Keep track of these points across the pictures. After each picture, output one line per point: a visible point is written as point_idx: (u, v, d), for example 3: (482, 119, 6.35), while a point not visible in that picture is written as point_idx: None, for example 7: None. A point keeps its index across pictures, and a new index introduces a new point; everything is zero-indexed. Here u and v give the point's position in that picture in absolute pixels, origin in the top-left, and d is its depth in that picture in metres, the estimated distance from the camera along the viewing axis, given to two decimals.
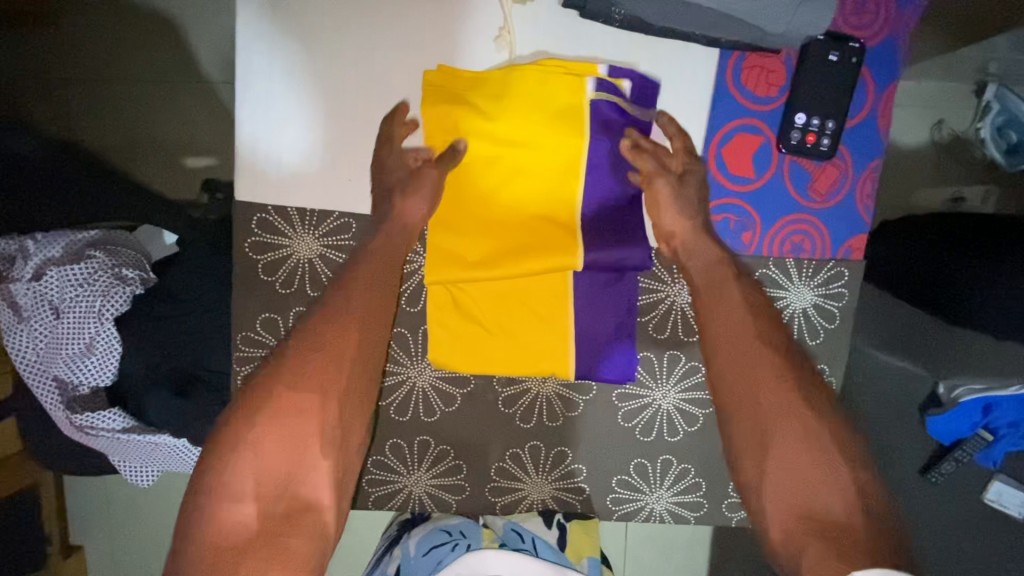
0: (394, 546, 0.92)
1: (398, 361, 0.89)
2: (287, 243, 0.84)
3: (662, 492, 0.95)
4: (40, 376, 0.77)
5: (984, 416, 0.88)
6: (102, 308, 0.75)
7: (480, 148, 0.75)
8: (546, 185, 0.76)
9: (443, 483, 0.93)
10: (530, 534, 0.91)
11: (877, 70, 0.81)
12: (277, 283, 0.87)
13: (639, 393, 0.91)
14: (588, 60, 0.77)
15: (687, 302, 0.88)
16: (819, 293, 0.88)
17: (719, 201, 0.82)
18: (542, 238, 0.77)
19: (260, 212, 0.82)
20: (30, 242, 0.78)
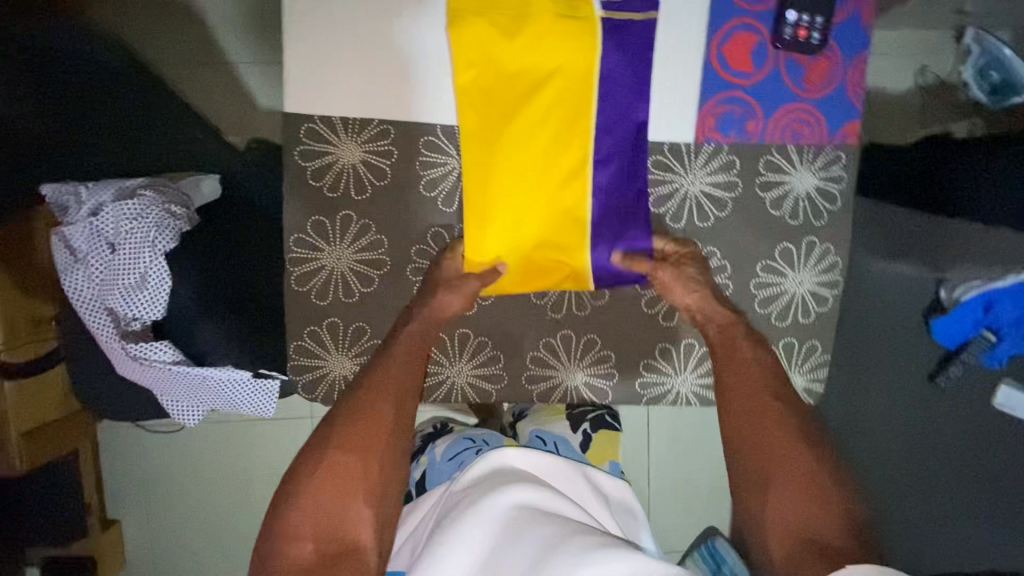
0: (419, 454, 1.06)
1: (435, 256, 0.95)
2: (332, 150, 0.90)
3: (687, 375, 1.01)
4: (96, 310, 0.83)
5: (985, 313, 0.91)
6: (155, 240, 0.80)
7: (500, 65, 0.84)
8: (559, 96, 0.85)
9: (483, 374, 0.99)
10: (552, 438, 1.06)
11: None
12: (325, 187, 0.93)
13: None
14: None
15: (699, 190, 0.94)
16: (820, 176, 0.94)
17: (721, 94, 0.88)
18: (559, 147, 0.86)
19: (308, 121, 0.88)
20: (84, 188, 0.85)
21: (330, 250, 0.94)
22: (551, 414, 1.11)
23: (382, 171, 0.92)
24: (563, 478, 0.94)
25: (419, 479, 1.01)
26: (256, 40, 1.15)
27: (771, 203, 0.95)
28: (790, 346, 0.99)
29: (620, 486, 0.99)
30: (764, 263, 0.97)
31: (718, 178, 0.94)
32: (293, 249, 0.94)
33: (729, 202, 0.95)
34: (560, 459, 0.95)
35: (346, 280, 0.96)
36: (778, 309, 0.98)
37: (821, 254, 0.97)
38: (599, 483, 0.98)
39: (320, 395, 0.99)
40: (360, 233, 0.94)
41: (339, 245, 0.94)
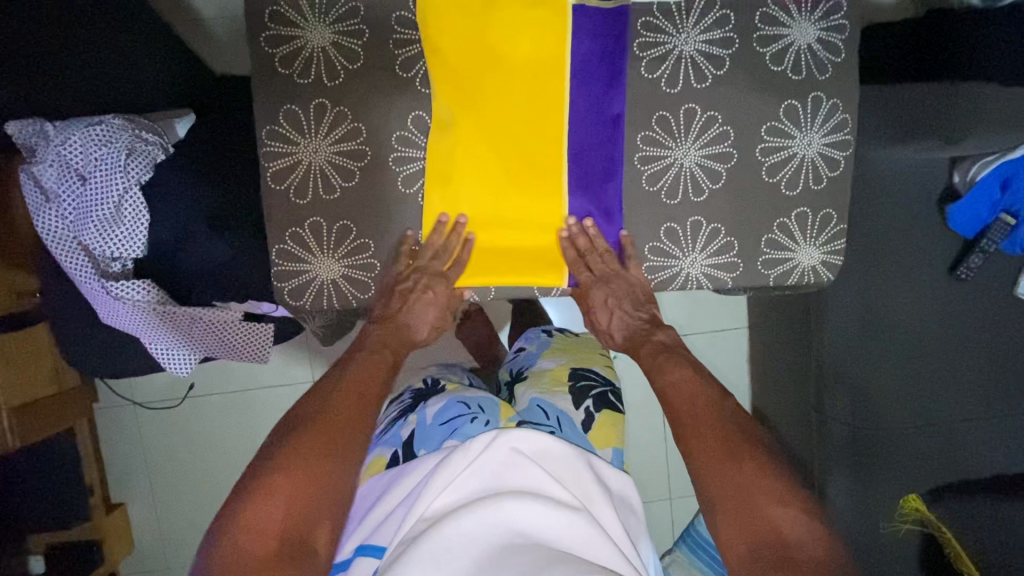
0: (407, 413, 0.90)
1: (412, 144, 0.75)
2: (299, 35, 0.72)
3: (695, 256, 0.81)
4: (71, 250, 0.79)
5: (1002, 191, 0.88)
6: (127, 166, 0.76)
7: (472, 44, 0.73)
8: (534, 78, 0.74)
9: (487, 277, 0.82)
10: (555, 412, 0.90)
11: None
12: (295, 78, 0.73)
13: (658, 151, 0.77)
14: None
15: (695, 47, 0.75)
16: (821, 27, 0.76)
17: None
18: (528, 135, 0.75)
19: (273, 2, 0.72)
20: (50, 126, 0.81)
21: (306, 143, 0.74)
22: (555, 381, 0.97)
23: (354, 53, 0.73)
24: (563, 465, 0.77)
25: (405, 442, 0.84)
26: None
27: (770, 58, 0.76)
28: (802, 218, 0.80)
29: (625, 479, 0.82)
30: (769, 125, 0.77)
31: (712, 35, 0.75)
32: (268, 143, 0.74)
33: (728, 60, 0.76)
34: (563, 442, 0.78)
35: (326, 175, 0.76)
36: (787, 176, 0.79)
37: (828, 114, 0.78)
38: (604, 475, 0.80)
39: (310, 302, 0.79)
40: (335, 122, 0.74)
41: (316, 136, 0.74)
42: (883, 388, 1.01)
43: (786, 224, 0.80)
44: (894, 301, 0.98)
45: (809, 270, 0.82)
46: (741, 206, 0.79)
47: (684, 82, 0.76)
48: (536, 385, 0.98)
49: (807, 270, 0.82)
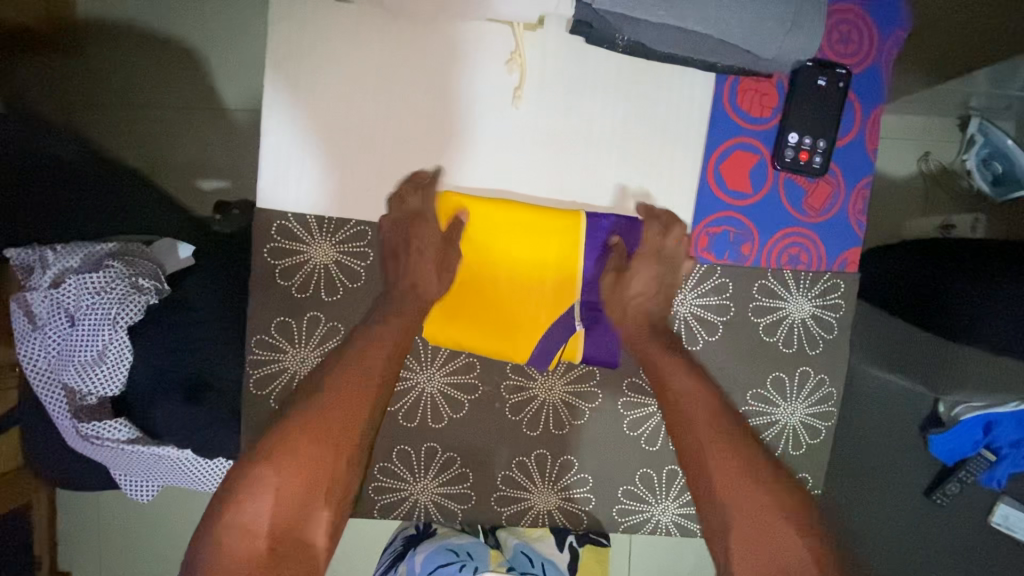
0: (396, 562, 0.83)
1: (407, 366, 0.86)
2: (307, 250, 0.95)
3: (668, 504, 0.91)
4: (50, 384, 0.78)
5: (984, 433, 0.87)
6: (117, 316, 0.75)
7: (481, 250, 0.77)
8: (530, 273, 0.78)
9: (450, 492, 0.88)
10: (541, 559, 0.84)
11: (861, 97, 0.79)
12: (295, 288, 0.83)
13: (643, 399, 0.89)
14: (596, 92, 0.75)
15: (689, 312, 0.83)
16: (816, 305, 0.83)
17: (710, 214, 0.79)
18: (519, 319, 0.79)
19: (281, 219, 0.92)
20: (50, 252, 0.80)
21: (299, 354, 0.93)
22: (535, 522, 0.90)
23: (355, 273, 0.97)
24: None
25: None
26: (252, 85, 1.14)
27: (764, 328, 0.84)
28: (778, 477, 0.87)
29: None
30: (754, 391, 0.85)
31: (709, 299, 0.83)
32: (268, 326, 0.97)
33: (721, 326, 0.83)
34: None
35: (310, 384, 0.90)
36: (770, 437, 0.86)
37: (814, 386, 0.86)
38: None
39: None
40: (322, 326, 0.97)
41: (302, 349, 0.86)
42: None
43: None
44: (858, 495, 1.00)
45: None
46: None
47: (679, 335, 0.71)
48: (513, 529, 0.89)
49: None
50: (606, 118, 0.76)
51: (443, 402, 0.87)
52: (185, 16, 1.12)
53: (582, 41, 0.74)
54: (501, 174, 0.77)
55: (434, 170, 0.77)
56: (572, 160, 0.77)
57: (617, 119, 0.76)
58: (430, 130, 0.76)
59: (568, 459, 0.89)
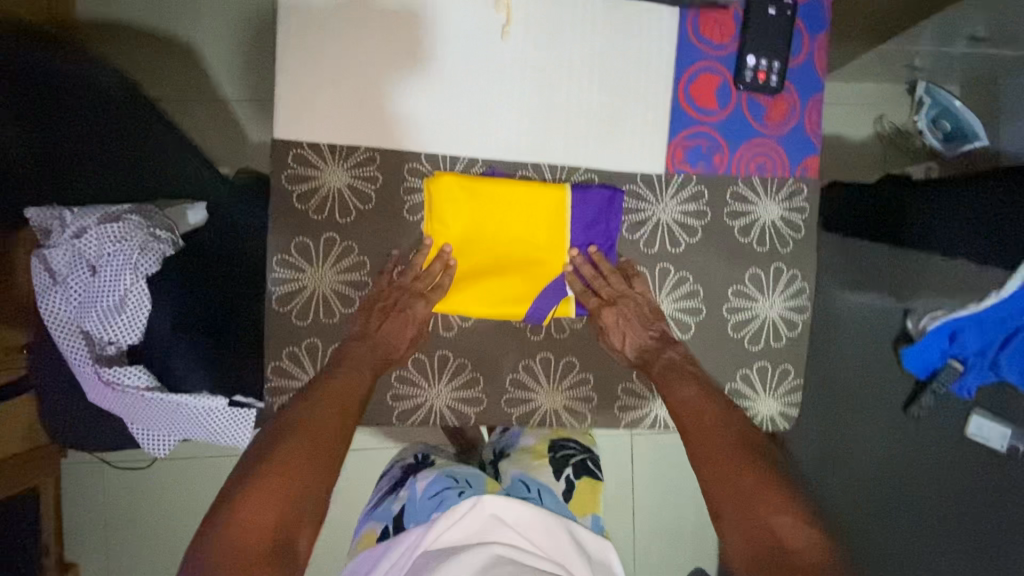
0: (397, 488, 0.89)
1: None
2: (314, 174, 0.69)
3: None
4: (71, 334, 0.82)
5: (951, 342, 0.93)
6: (137, 263, 0.80)
7: (470, 226, 0.72)
8: (522, 244, 0.73)
9: (462, 396, 0.78)
10: (536, 485, 0.89)
11: (809, 23, 0.75)
12: (311, 211, 0.70)
13: None
14: (552, 17, 0.71)
15: (669, 216, 0.73)
16: (783, 206, 0.73)
17: (680, 132, 0.73)
18: (519, 287, 0.74)
19: (295, 147, 0.69)
20: (67, 212, 0.84)
21: (315, 269, 0.70)
22: (536, 455, 0.95)
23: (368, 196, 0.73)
24: (540, 532, 0.78)
25: (394, 517, 0.83)
26: (254, 79, 1.20)
27: (738, 230, 0.74)
28: (763, 370, 0.75)
29: (603, 543, 0.82)
30: (735, 287, 0.73)
31: (687, 206, 0.72)
32: (274, 272, 0.70)
33: (700, 228, 0.73)
34: (539, 510, 0.79)
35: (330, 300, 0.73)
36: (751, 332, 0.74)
37: (788, 282, 0.74)
38: (581, 538, 0.80)
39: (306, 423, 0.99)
40: (341, 255, 0.71)
41: (323, 264, 0.71)
42: None
43: (747, 374, 0.75)
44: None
45: (768, 418, 0.77)
46: (703, 354, 0.76)
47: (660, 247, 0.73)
48: (515, 461, 0.95)
49: (766, 419, 0.77)
50: (562, 40, 0.71)
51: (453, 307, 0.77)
52: (184, 12, 1.19)
53: None
54: (466, 102, 0.71)
55: (386, 95, 0.70)
56: (547, 85, 0.71)
57: (579, 43, 0.71)
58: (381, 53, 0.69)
59: (570, 359, 0.79)
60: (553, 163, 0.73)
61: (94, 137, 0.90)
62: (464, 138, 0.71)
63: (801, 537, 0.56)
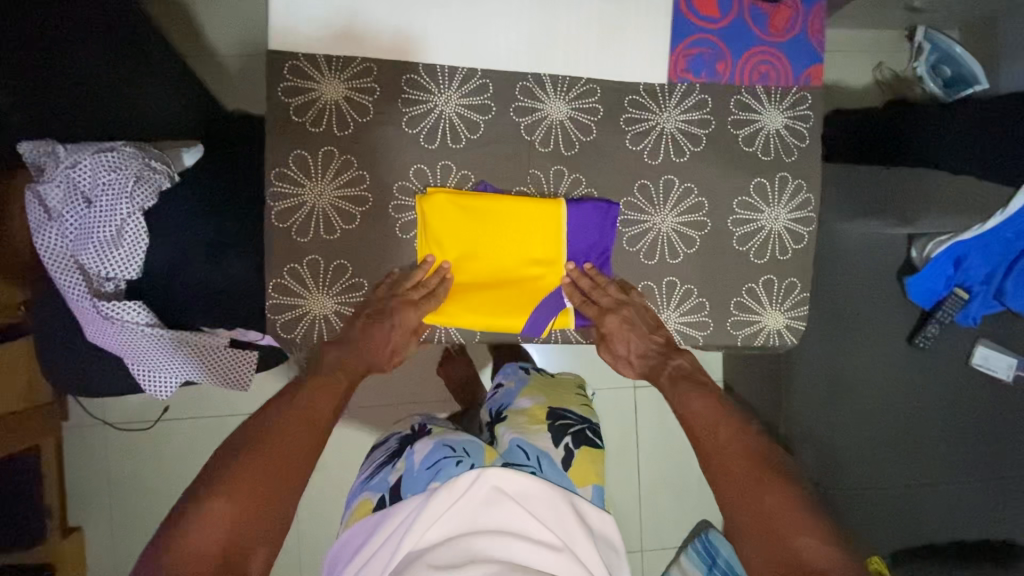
0: (395, 456, 0.83)
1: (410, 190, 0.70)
2: (313, 88, 0.67)
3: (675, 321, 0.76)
4: (67, 269, 0.80)
5: (956, 268, 0.94)
6: (133, 193, 0.78)
7: (465, 245, 0.69)
8: (518, 261, 0.70)
9: (464, 316, 0.73)
10: (534, 453, 0.84)
11: None
12: (307, 124, 0.67)
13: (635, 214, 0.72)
14: None
15: (675, 125, 0.71)
16: (788, 115, 0.72)
17: (682, 39, 0.70)
18: (518, 304, 0.71)
19: (290, 57, 0.66)
20: (61, 147, 0.82)
21: (313, 185, 0.68)
22: (532, 420, 0.90)
23: (365, 108, 0.68)
24: (544, 506, 0.74)
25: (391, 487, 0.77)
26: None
27: (742, 138, 0.72)
28: (769, 284, 0.74)
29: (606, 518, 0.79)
30: (740, 200, 0.72)
31: (692, 116, 0.71)
32: (273, 186, 0.67)
33: (705, 138, 0.71)
34: (540, 483, 0.75)
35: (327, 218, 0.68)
36: (757, 245, 0.73)
37: (793, 191, 0.72)
38: (583, 513, 0.77)
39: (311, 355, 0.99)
40: (341, 169, 0.68)
41: (321, 179, 0.68)
42: (847, 450, 1.03)
43: (753, 288, 0.74)
44: (855, 363, 1.03)
45: (774, 333, 0.75)
46: (716, 273, 0.73)
47: (665, 156, 0.71)
48: (511, 426, 0.90)
49: (773, 333, 0.75)
50: None
51: None
52: None
53: None
54: (462, 10, 0.67)
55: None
56: None
57: None
58: None
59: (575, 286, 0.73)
60: (556, 75, 0.70)
61: (91, 58, 0.87)
62: (462, 49, 0.68)
63: (822, 556, 0.51)
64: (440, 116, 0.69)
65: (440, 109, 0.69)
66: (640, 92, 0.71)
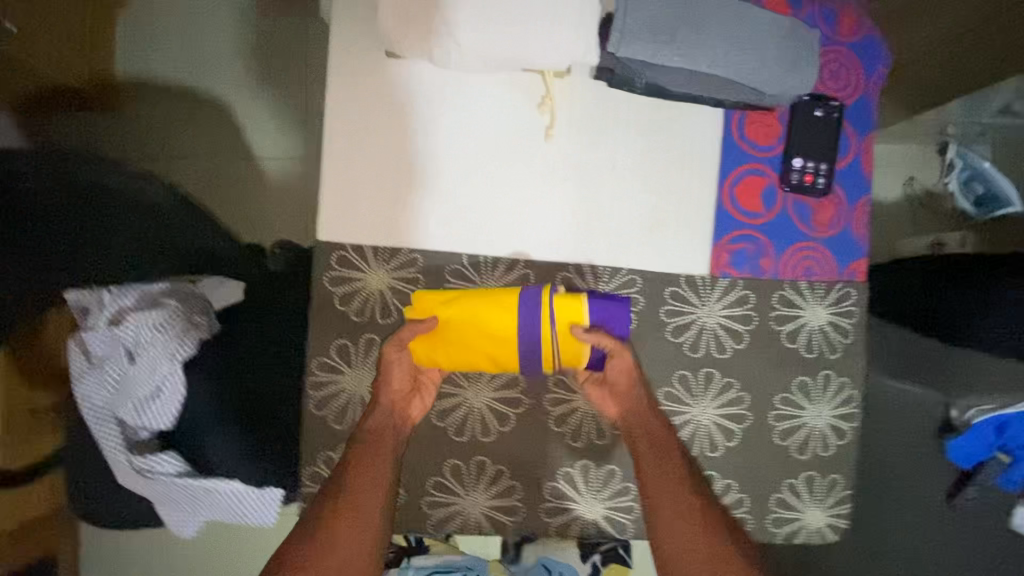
0: None
1: (454, 380, 0.70)
2: (359, 279, 0.69)
3: None
4: (104, 422, 0.77)
5: (998, 435, 0.85)
6: (174, 350, 0.76)
7: (458, 321, 0.63)
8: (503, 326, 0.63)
9: (501, 502, 0.71)
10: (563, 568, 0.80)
11: (857, 126, 0.73)
12: (351, 314, 0.69)
13: (675, 404, 0.70)
14: (607, 124, 0.70)
15: (718, 321, 0.70)
16: (832, 311, 0.71)
17: (727, 233, 0.70)
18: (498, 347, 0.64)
19: (338, 249, 0.68)
20: (105, 292, 0.76)
21: (353, 373, 0.69)
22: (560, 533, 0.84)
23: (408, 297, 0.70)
24: None
25: None
26: (280, 130, 1.13)
27: (785, 335, 0.71)
28: (811, 480, 0.72)
29: None
30: (782, 395, 0.71)
31: (733, 311, 0.71)
32: (314, 376, 0.69)
33: (747, 335, 0.71)
34: None
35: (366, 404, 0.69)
36: (798, 441, 0.71)
37: (838, 387, 0.71)
38: None
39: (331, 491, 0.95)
40: (382, 356, 0.69)
41: (362, 366, 0.69)
42: None
43: (793, 483, 0.72)
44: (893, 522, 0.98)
45: (815, 530, 0.73)
46: (758, 466, 0.72)
47: (706, 351, 0.71)
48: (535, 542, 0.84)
49: (813, 531, 0.73)
50: (613, 146, 0.70)
51: (491, 412, 0.70)
52: (212, 66, 1.12)
53: (602, 84, 0.70)
54: (507, 205, 0.69)
55: (430, 201, 0.69)
56: (594, 189, 0.70)
57: (629, 148, 0.71)
58: (432, 162, 0.69)
59: (612, 467, 0.71)
60: (596, 266, 0.71)
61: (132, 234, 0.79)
62: (462, 217, 0.69)
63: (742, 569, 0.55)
64: None
65: None
66: (682, 286, 0.71)
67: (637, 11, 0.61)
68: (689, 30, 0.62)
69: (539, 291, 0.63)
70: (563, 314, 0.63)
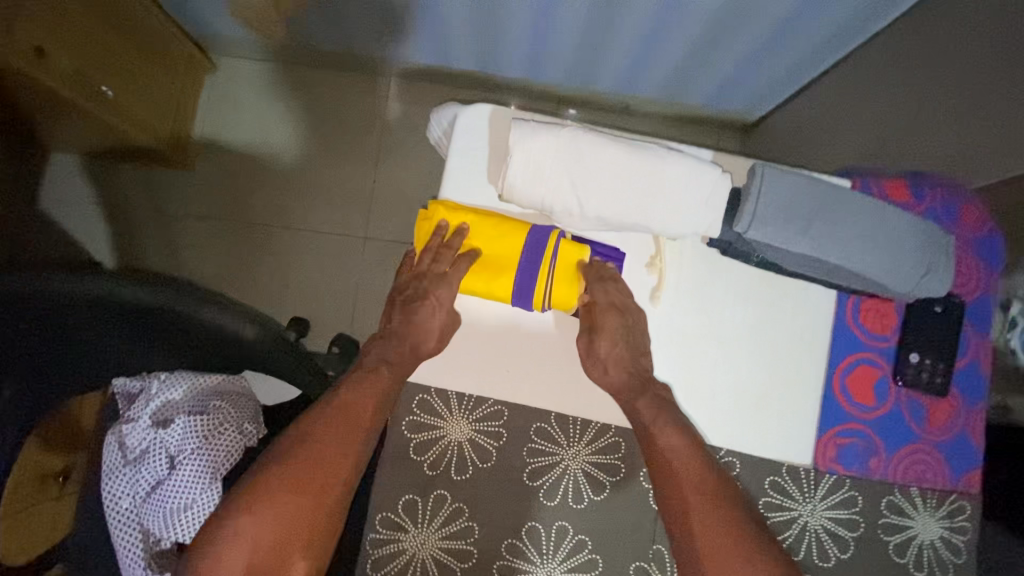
0: None
1: (525, 554, 0.62)
2: (438, 426, 0.63)
3: None
4: (129, 528, 0.69)
5: None
6: (218, 466, 0.69)
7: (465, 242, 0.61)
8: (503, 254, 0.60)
9: None
10: None
11: (975, 325, 0.69)
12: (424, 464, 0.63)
13: None
14: (717, 293, 0.67)
15: (823, 523, 0.64)
16: (946, 527, 0.64)
17: (835, 425, 0.66)
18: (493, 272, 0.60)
19: (423, 392, 0.64)
20: (154, 381, 0.73)
21: (416, 533, 0.62)
22: None
23: (487, 453, 0.64)
24: None
25: None
26: (347, 211, 1.13)
27: (892, 547, 0.64)
28: None
29: None
30: None
31: (838, 513, 0.64)
32: (375, 532, 0.62)
33: (853, 544, 0.64)
34: None
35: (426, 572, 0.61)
36: None
37: None
38: None
39: None
40: (450, 517, 0.62)
41: (428, 527, 0.62)
42: None
43: None
44: None
45: None
46: None
47: (807, 555, 0.64)
48: None
49: None
50: (721, 316, 0.67)
51: None
52: (290, 140, 1.15)
53: (715, 251, 0.67)
54: None
55: (523, 354, 0.65)
56: (696, 358, 0.66)
57: (736, 320, 0.67)
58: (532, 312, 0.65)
59: None
60: None
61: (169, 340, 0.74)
62: None
63: None
64: (566, 472, 0.64)
65: (570, 467, 0.64)
66: (787, 478, 0.65)
67: (770, 198, 0.59)
68: (823, 223, 0.60)
69: (547, 231, 0.60)
70: (565, 257, 0.61)
